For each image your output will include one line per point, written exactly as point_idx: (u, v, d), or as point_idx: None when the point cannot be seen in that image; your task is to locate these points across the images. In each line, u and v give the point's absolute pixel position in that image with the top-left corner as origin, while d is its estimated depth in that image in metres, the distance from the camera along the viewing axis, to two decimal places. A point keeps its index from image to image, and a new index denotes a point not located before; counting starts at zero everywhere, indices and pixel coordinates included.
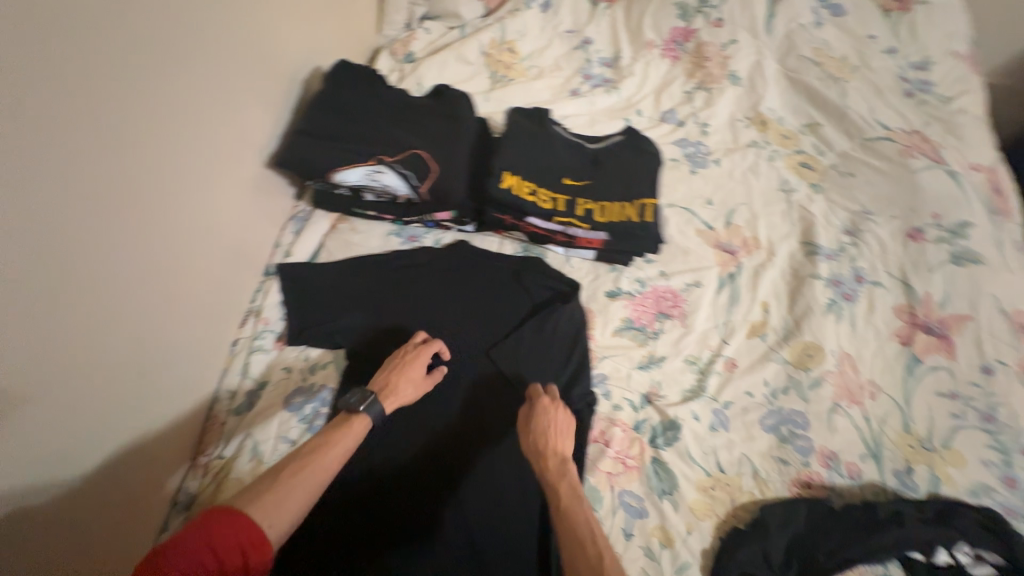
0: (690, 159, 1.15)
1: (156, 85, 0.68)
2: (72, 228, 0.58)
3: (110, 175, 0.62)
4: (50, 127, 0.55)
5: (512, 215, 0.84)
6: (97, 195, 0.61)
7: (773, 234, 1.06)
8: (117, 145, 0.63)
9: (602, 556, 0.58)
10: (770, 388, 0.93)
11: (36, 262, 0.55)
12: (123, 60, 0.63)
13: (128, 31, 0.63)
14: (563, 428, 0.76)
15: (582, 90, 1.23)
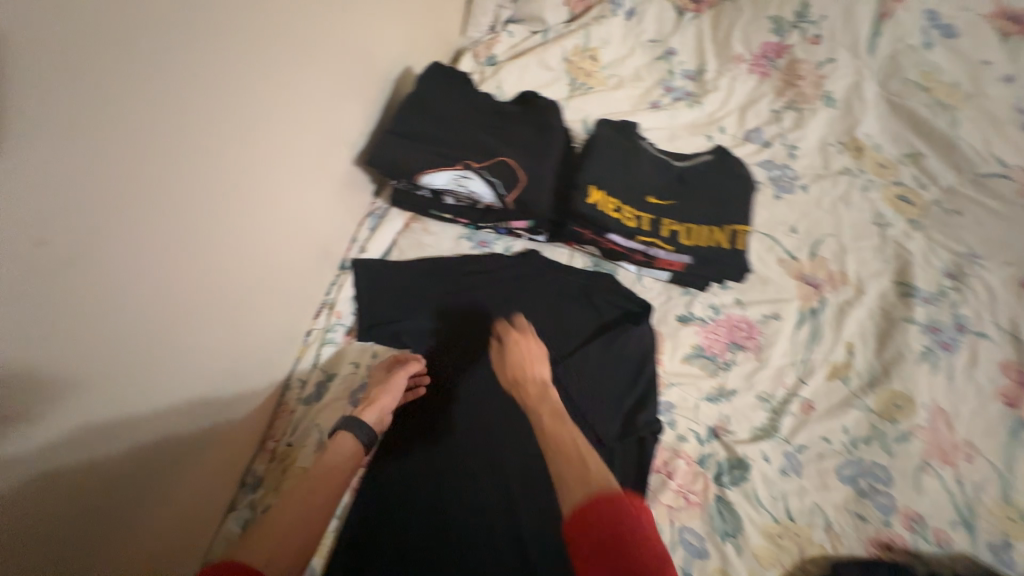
0: (775, 182, 1.09)
1: (256, 76, 0.68)
2: (173, 217, 0.60)
3: (221, 169, 0.66)
4: (159, 119, 0.55)
5: (593, 231, 0.81)
6: (196, 185, 0.62)
7: (863, 270, 0.98)
8: (230, 141, 0.66)
9: (585, 458, 0.58)
10: (850, 436, 0.87)
11: (156, 250, 0.58)
12: (229, 52, 0.62)
13: (244, 25, 0.64)
14: (533, 356, 0.78)
15: (663, 102, 1.19)
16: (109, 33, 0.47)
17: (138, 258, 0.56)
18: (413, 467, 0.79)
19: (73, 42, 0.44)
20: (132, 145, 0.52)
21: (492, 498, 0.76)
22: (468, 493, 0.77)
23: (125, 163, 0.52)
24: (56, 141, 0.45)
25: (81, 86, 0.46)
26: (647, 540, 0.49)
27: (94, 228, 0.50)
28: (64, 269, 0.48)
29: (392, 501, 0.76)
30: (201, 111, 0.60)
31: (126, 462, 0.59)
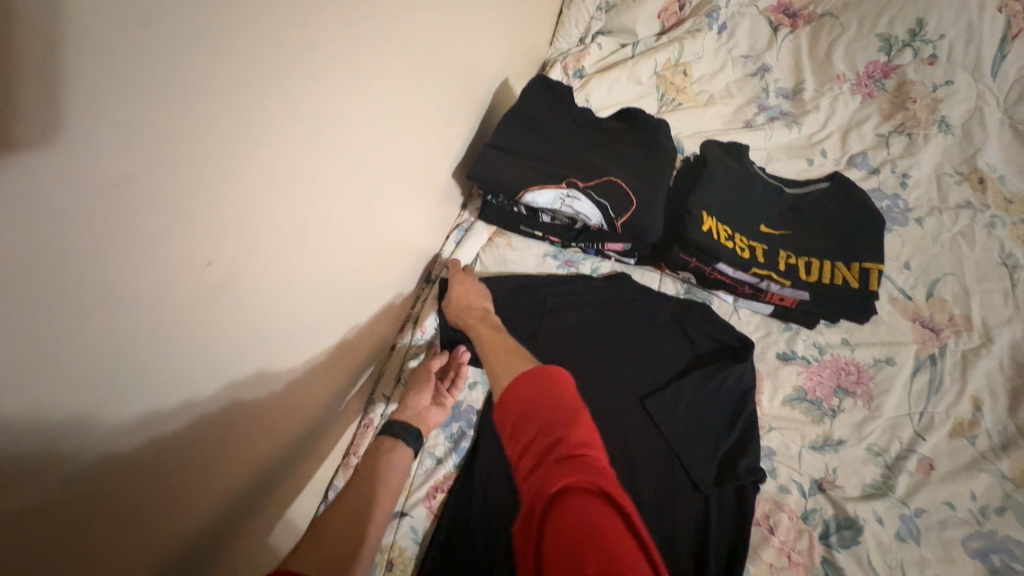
0: (886, 214, 1.00)
1: (379, 85, 0.63)
2: (290, 235, 0.56)
3: (346, 186, 0.64)
4: (294, 136, 0.51)
5: (700, 259, 0.76)
6: (316, 202, 0.58)
7: (990, 317, 0.89)
8: (357, 158, 0.64)
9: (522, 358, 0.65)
10: (978, 504, 0.77)
11: (273, 269, 0.55)
12: (362, 61, 0.57)
13: (379, 32, 0.59)
14: (476, 285, 0.84)
15: (757, 122, 1.12)
16: (272, 58, 0.44)
17: (266, 275, 0.55)
18: (495, 500, 0.74)
19: (235, 56, 0.40)
20: (276, 167, 0.50)
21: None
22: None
23: (274, 182, 0.51)
24: (209, 164, 0.42)
25: (237, 103, 0.42)
26: (566, 396, 0.53)
27: (235, 251, 0.48)
28: (208, 289, 0.47)
29: (475, 535, 0.72)
30: (340, 130, 0.58)
31: (223, 476, 0.58)
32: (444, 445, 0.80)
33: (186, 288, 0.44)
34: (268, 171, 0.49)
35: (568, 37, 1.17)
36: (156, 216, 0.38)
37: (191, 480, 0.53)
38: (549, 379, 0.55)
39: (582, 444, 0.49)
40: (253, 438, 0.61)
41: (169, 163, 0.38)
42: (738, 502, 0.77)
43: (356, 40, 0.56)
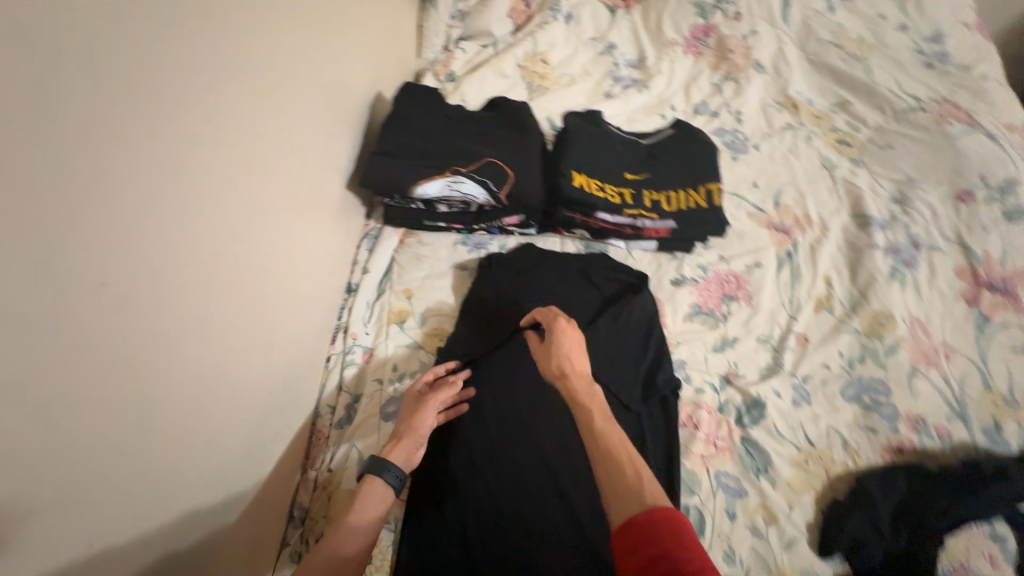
0: (731, 146, 1.18)
1: (240, 108, 0.67)
2: (192, 256, 0.59)
3: (232, 199, 0.66)
4: (168, 160, 0.54)
5: (581, 212, 0.87)
6: (208, 221, 0.61)
7: (823, 210, 1.09)
8: (237, 172, 0.67)
9: (641, 475, 0.61)
10: (845, 359, 0.95)
11: (186, 293, 0.58)
12: (216, 87, 0.62)
13: (226, 58, 0.63)
14: (575, 345, 0.79)
15: (615, 92, 1.27)
16: (128, 91, 0.48)
17: (174, 294, 0.56)
18: (456, 468, 0.80)
19: (92, 91, 0.44)
20: (160, 192, 0.53)
21: (541, 482, 0.80)
22: (519, 484, 0.79)
23: (156, 201, 0.53)
24: (90, 195, 0.45)
25: (101, 137, 0.45)
26: (691, 544, 0.52)
27: (140, 275, 0.51)
28: (122, 315, 0.49)
29: (445, 507, 0.78)
30: (215, 155, 0.62)
31: (179, 506, 0.58)
32: None
33: (91, 314, 0.45)
34: (154, 198, 0.52)
35: (434, 47, 1.26)
36: (48, 248, 0.41)
37: (147, 513, 0.53)
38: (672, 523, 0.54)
39: None
40: (206, 464, 0.63)
41: (47, 196, 0.41)
42: (665, 412, 0.88)
43: (207, 71, 0.60)
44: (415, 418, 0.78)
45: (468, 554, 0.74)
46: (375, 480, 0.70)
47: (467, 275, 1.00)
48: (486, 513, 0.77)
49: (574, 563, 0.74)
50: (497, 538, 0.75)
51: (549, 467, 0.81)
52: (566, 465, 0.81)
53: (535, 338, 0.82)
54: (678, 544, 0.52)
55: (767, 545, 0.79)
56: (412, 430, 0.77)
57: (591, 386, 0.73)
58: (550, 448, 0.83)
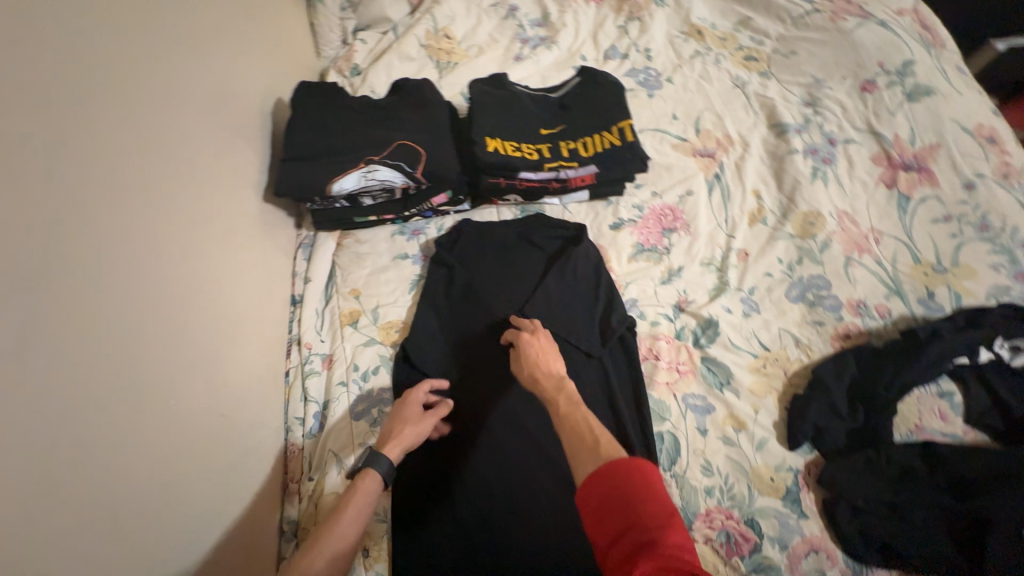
0: (645, 85, 1.19)
1: (129, 135, 0.65)
2: (102, 292, 0.57)
3: (137, 229, 0.64)
4: (49, 198, 0.52)
5: (504, 176, 0.88)
6: (114, 255, 0.60)
7: (741, 128, 1.12)
8: (136, 202, 0.65)
9: (599, 438, 0.60)
10: (785, 264, 0.99)
11: (105, 331, 0.57)
12: (94, 117, 0.60)
13: (99, 85, 0.61)
14: (548, 353, 0.79)
15: (524, 53, 1.26)
16: None
17: (88, 336, 0.55)
18: (437, 451, 0.83)
19: None
20: (45, 230, 0.52)
21: (519, 445, 0.83)
22: (499, 449, 0.83)
23: (44, 240, 0.51)
24: None
25: None
26: (655, 489, 0.52)
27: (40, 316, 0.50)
28: (29, 359, 0.48)
29: (432, 488, 0.81)
30: (107, 187, 0.60)
31: (152, 540, 0.58)
32: (371, 431, 0.84)
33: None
34: (39, 237, 0.51)
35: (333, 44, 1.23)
36: None
37: (120, 553, 0.54)
38: (632, 468, 0.53)
39: (675, 546, 0.47)
40: (177, 498, 0.63)
41: None
42: (625, 351, 0.91)
43: (78, 100, 0.58)
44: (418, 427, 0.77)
45: (461, 524, 0.78)
46: (370, 476, 0.71)
47: (411, 262, 1.00)
48: (472, 484, 0.80)
49: (562, 509, 0.78)
50: (485, 501, 0.79)
51: (523, 430, 0.85)
52: (539, 424, 0.85)
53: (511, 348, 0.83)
54: (641, 487, 0.52)
55: (740, 450, 0.84)
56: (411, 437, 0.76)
57: (562, 382, 0.73)
58: (522, 412, 0.86)
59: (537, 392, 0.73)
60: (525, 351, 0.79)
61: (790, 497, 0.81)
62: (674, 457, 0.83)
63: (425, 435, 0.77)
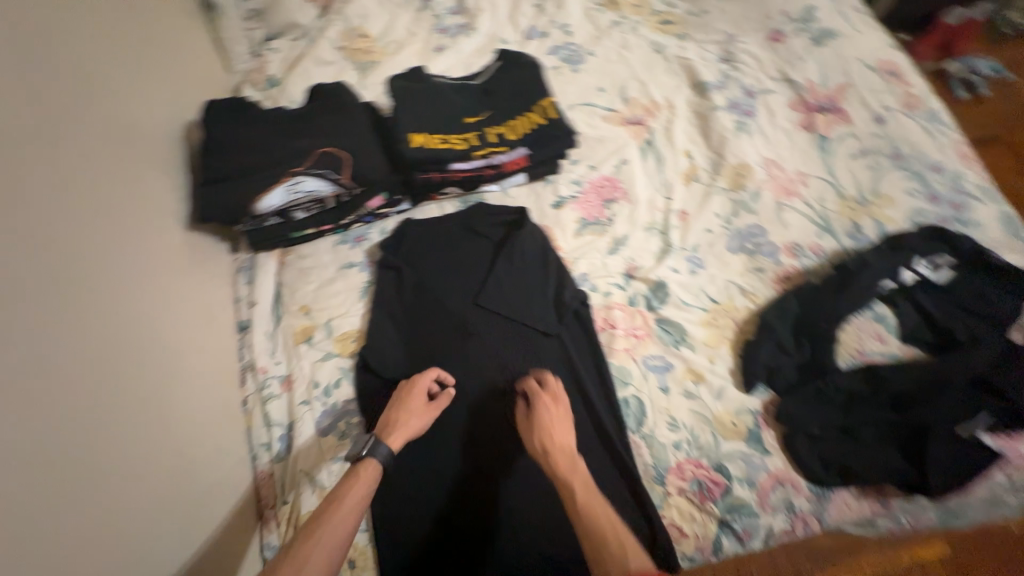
0: (568, 60, 1.20)
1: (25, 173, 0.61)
2: (21, 343, 0.54)
3: (47, 274, 0.60)
4: None
5: (436, 170, 0.87)
6: (27, 303, 0.56)
7: (666, 91, 1.14)
8: (42, 245, 0.61)
9: (625, 548, 0.60)
10: (723, 217, 1.02)
11: (29, 383, 0.54)
12: None
13: None
14: (564, 426, 0.75)
15: (445, 43, 1.24)
16: None
17: (9, 390, 0.51)
18: (408, 452, 0.83)
19: None
20: None
21: (488, 433, 0.84)
22: (470, 439, 0.84)
23: None
24: None
25: None
26: None
27: None
28: None
29: (408, 490, 0.81)
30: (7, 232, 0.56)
31: None
32: (341, 443, 0.83)
33: None
34: None
35: (243, 56, 1.17)
36: None
37: None
38: None
39: None
40: (132, 548, 0.60)
41: None
42: (582, 325, 0.93)
43: None
44: (420, 416, 0.78)
45: (441, 519, 0.79)
46: (368, 463, 0.70)
47: (358, 270, 0.97)
48: (446, 477, 0.81)
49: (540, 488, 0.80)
50: (460, 492, 0.80)
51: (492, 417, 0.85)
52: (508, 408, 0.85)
53: (521, 407, 0.78)
54: None
55: (701, 401, 0.87)
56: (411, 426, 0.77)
57: (579, 466, 0.70)
58: (489, 400, 0.86)
59: (552, 472, 0.70)
60: (540, 422, 0.74)
61: (752, 437, 0.85)
62: (640, 419, 0.86)
63: (422, 433, 0.78)
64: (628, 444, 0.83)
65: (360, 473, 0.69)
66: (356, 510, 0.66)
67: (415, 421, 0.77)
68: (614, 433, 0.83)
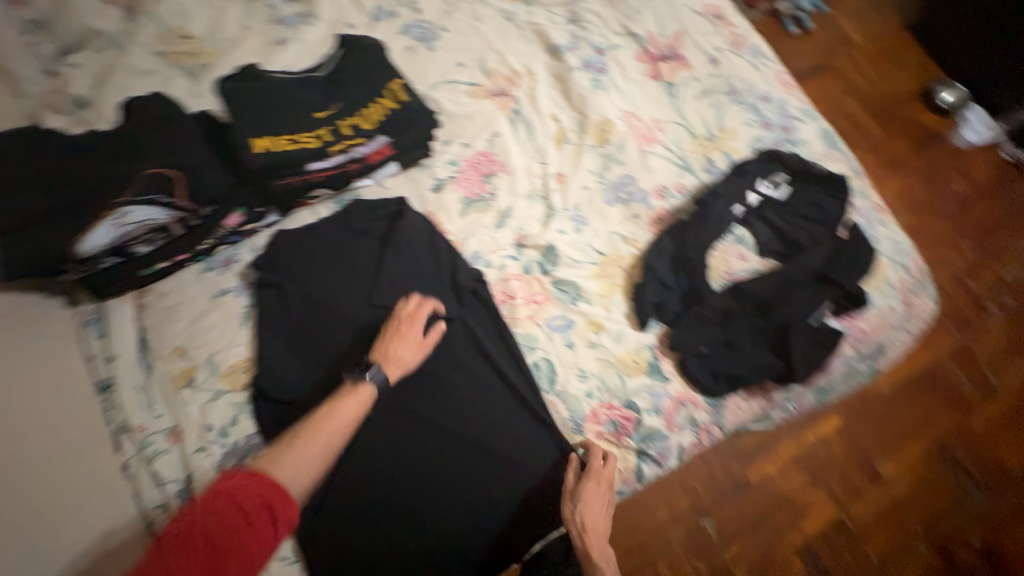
0: (422, 39, 1.17)
1: None
2: None
3: None
4: None
5: (291, 174, 0.83)
6: None
7: (523, 59, 1.16)
8: None
9: None
10: (596, 173, 1.07)
11: None
12: None
13: None
14: (600, 504, 0.81)
15: (286, 35, 1.14)
16: None
17: None
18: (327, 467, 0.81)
19: None
20: None
21: (454, 452, 0.84)
22: (414, 446, 0.84)
23: None
24: None
25: None
26: None
27: None
28: None
29: (336, 507, 0.79)
30: None
31: None
32: None
33: None
34: None
35: (35, 77, 1.00)
36: None
37: None
38: None
39: None
40: None
41: None
42: (482, 302, 0.93)
43: None
44: (408, 354, 0.84)
45: (375, 524, 0.79)
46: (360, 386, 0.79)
47: (234, 296, 0.89)
48: (373, 481, 0.81)
49: (493, 487, 0.82)
50: (389, 494, 0.81)
51: (453, 436, 0.84)
52: (474, 427, 0.85)
53: (571, 477, 0.82)
54: None
55: (604, 348, 0.93)
56: (398, 361, 0.83)
57: (605, 545, 0.80)
58: (458, 424, 0.85)
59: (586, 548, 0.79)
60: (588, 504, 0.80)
61: (653, 369, 0.92)
62: (552, 377, 0.90)
63: (413, 368, 0.85)
64: (545, 405, 0.87)
65: (351, 389, 0.79)
66: (346, 425, 0.76)
67: (410, 351, 0.84)
68: (530, 397, 0.87)
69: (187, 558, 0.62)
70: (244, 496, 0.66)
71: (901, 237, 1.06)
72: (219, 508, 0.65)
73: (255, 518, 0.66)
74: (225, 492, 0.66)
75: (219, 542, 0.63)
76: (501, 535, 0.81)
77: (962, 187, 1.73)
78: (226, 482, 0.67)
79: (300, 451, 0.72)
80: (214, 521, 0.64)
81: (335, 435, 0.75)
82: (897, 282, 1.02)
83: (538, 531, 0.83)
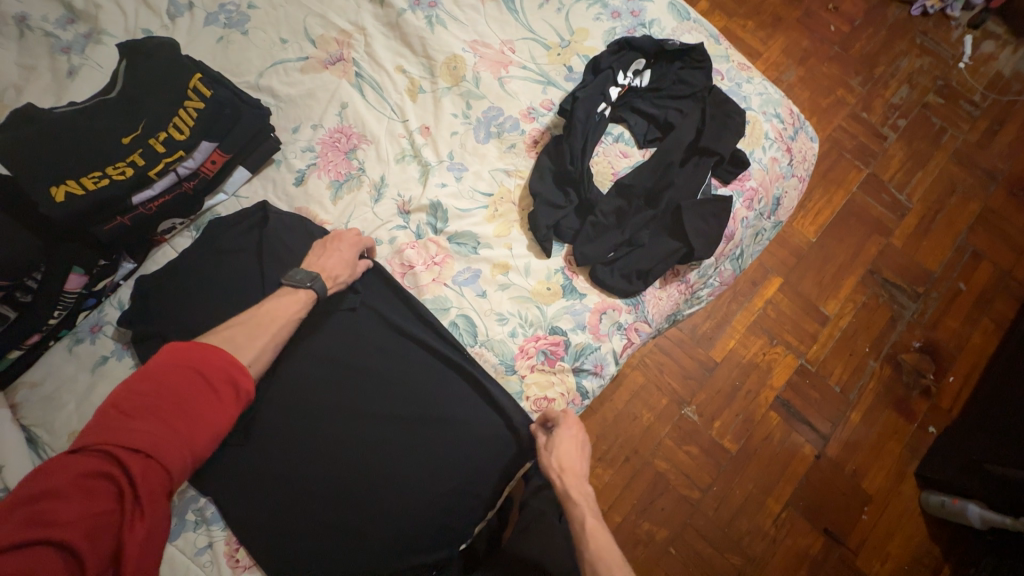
0: (232, 24, 1.04)
1: None
2: None
3: None
4: None
5: (120, 212, 0.79)
6: None
7: (349, 16, 1.06)
8: None
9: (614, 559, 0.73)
10: (460, 114, 1.02)
11: None
12: None
13: None
14: (577, 446, 0.83)
15: (74, 62, 1.00)
16: None
17: None
18: (276, 494, 0.79)
19: None
20: None
21: (407, 434, 0.83)
22: (364, 442, 0.82)
23: None
24: None
25: None
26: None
27: None
28: None
29: (296, 529, 0.78)
30: None
31: None
32: (201, 531, 0.79)
33: None
34: None
35: None
36: None
37: None
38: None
39: None
40: None
41: None
42: (381, 282, 0.91)
43: None
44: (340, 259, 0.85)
45: (340, 530, 0.78)
46: (297, 294, 0.79)
47: (115, 360, 0.82)
48: (326, 492, 0.79)
49: (444, 453, 0.82)
50: (346, 499, 0.79)
51: (402, 419, 0.83)
52: (418, 403, 0.84)
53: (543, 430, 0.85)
54: None
55: (517, 285, 0.92)
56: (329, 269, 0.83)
57: (583, 484, 0.81)
58: (405, 406, 0.84)
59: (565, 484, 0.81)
60: (564, 449, 0.82)
61: (568, 290, 0.93)
62: (473, 331, 0.89)
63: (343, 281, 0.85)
64: (471, 360, 0.87)
65: (289, 289, 0.80)
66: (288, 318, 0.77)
67: (345, 266, 0.85)
68: (456, 356, 0.86)
69: (159, 418, 0.59)
70: (209, 367, 0.64)
71: (769, 88, 1.08)
72: (180, 376, 0.62)
73: (218, 389, 0.64)
74: (186, 361, 0.63)
75: (187, 407, 0.61)
76: (469, 490, 0.83)
77: (836, 25, 1.76)
78: (183, 353, 0.64)
79: (255, 336, 0.73)
80: (179, 387, 0.61)
81: (276, 316, 0.76)
82: (773, 133, 1.04)
83: (503, 477, 0.85)
